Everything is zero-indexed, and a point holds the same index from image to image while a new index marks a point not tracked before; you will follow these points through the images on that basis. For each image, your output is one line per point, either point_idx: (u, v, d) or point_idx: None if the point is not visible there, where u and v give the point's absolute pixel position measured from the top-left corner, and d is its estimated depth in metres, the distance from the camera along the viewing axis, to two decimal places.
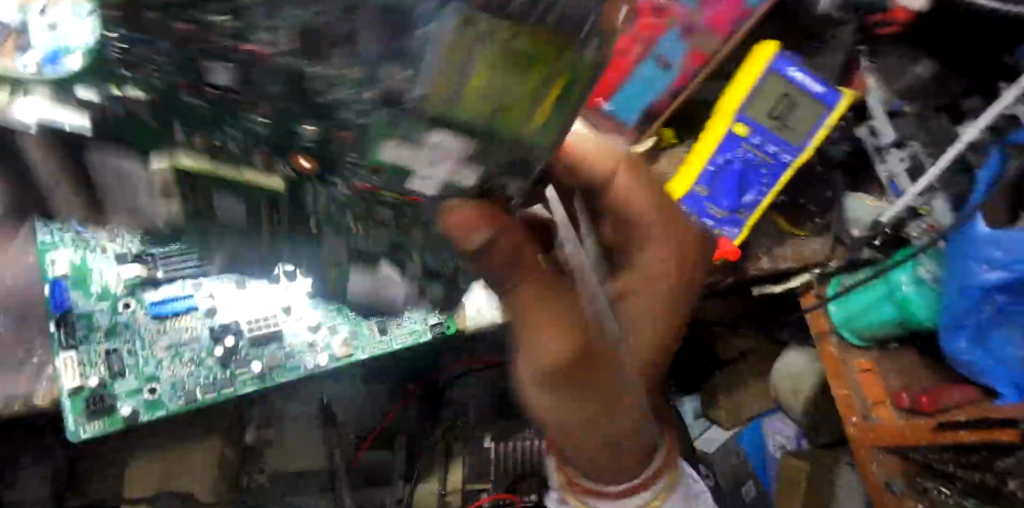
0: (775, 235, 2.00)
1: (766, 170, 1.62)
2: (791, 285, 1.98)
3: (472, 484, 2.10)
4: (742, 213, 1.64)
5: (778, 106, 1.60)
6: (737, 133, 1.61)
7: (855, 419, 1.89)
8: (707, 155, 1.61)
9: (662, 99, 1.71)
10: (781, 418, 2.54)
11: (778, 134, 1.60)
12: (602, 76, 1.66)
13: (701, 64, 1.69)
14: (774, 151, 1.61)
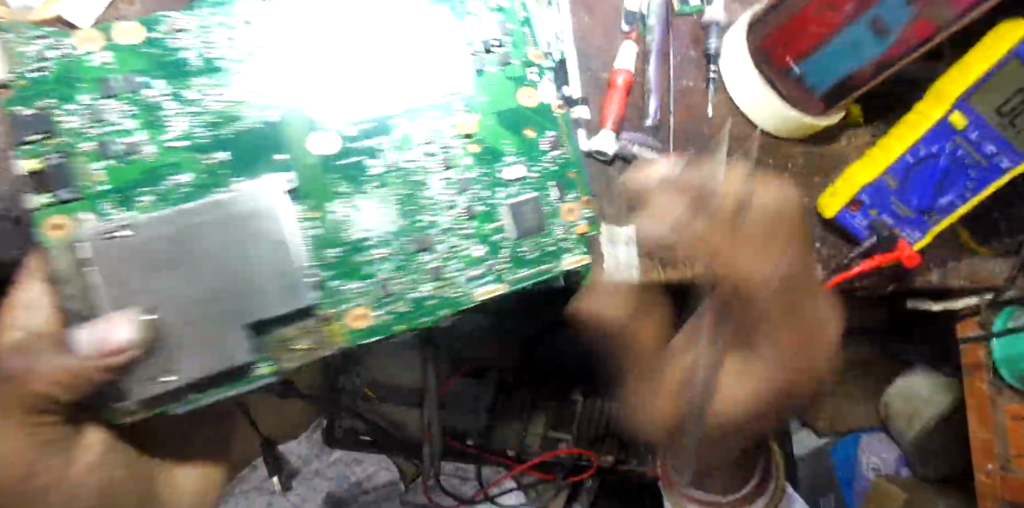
0: (952, 247, 1.76)
1: (974, 172, 1.42)
2: (950, 306, 1.78)
3: (554, 431, 2.17)
4: (931, 216, 1.49)
5: (1011, 101, 1.31)
6: (951, 125, 1.37)
7: (990, 467, 1.71)
8: (909, 144, 1.42)
9: (866, 70, 1.34)
10: (883, 439, 2.30)
11: (1000, 135, 1.36)
12: (791, 37, 1.39)
13: (925, 37, 1.23)
14: (990, 153, 1.38)
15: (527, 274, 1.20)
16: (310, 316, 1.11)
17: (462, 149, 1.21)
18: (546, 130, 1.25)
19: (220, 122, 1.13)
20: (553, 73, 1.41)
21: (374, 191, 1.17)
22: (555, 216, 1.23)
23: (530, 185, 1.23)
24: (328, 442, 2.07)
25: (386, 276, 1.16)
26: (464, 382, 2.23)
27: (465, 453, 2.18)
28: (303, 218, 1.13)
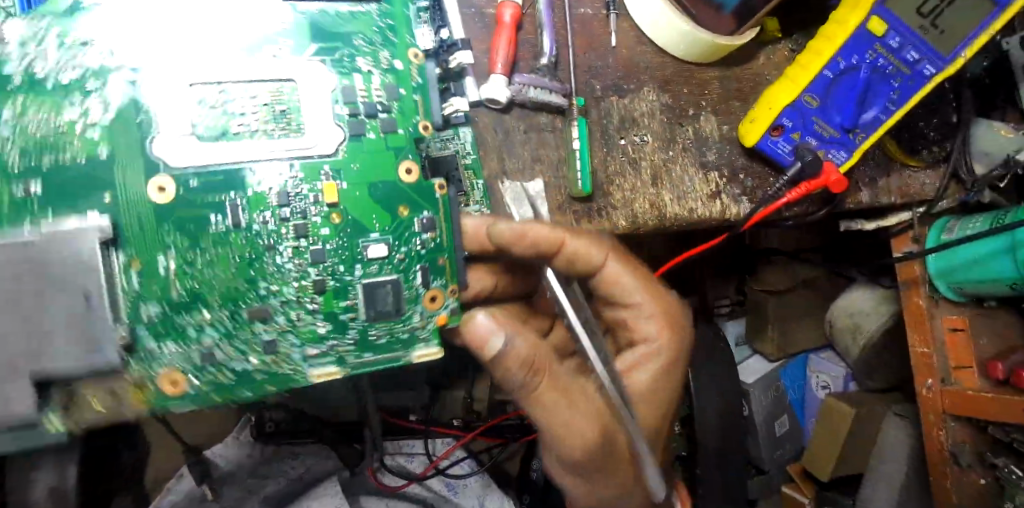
0: (881, 162, 1.66)
1: (898, 82, 1.33)
2: (882, 224, 1.73)
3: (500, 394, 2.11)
4: (856, 134, 1.38)
5: (931, 0, 1.24)
6: (870, 32, 1.27)
7: (930, 382, 1.67)
8: (827, 58, 1.30)
9: None
10: (831, 356, 2.31)
11: (923, 37, 1.27)
12: None
13: None
14: (913, 60, 1.29)
15: (377, 358, 1.08)
16: (121, 378, 0.98)
17: (325, 219, 1.04)
18: (421, 210, 1.09)
19: (37, 152, 0.97)
20: (426, 15, 1.23)
21: (207, 252, 1.01)
22: (416, 300, 1.09)
23: (396, 264, 1.08)
24: (261, 439, 1.92)
25: (209, 345, 1.02)
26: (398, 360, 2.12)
27: (411, 430, 2.05)
28: (120, 272, 0.98)
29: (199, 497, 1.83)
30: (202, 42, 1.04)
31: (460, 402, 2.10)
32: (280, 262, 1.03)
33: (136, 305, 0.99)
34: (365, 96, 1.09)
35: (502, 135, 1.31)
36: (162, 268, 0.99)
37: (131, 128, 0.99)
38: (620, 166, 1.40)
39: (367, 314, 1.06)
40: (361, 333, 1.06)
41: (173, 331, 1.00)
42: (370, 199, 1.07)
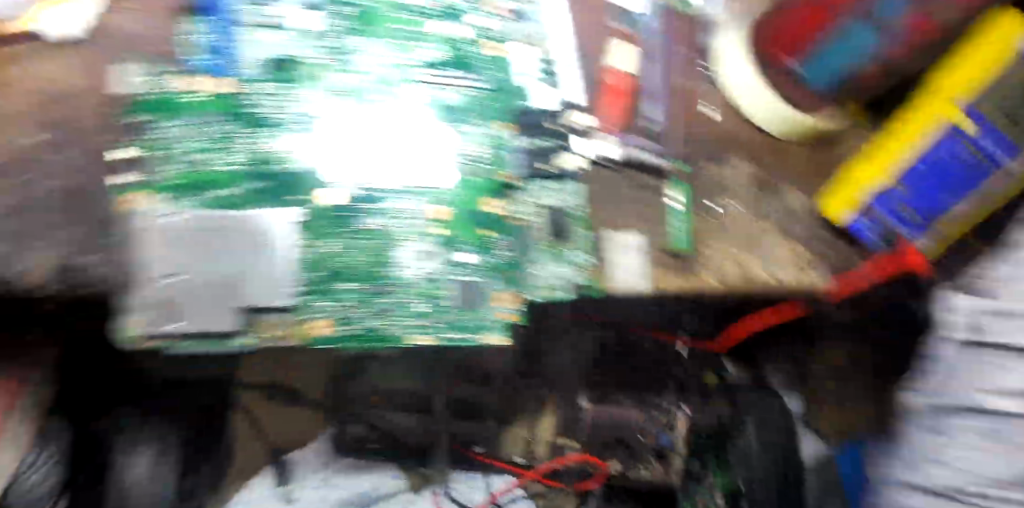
0: None
1: (982, 177, 1.34)
2: None
3: (560, 438, 2.16)
4: (937, 220, 1.44)
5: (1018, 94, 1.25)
6: (956, 127, 1.30)
7: None
8: (909, 151, 1.37)
9: (867, 66, 1.32)
10: None
11: (1008, 133, 1.28)
12: (791, 33, 1.40)
13: (925, 33, 1.23)
14: (996, 155, 1.30)
15: (456, 335, 1.27)
16: (285, 314, 1.20)
17: (431, 231, 1.27)
18: (503, 233, 1.31)
19: (262, 161, 1.25)
20: (550, 78, 1.44)
21: (357, 241, 1.24)
22: (488, 298, 1.29)
23: (479, 269, 1.29)
24: (337, 450, 2.08)
25: (347, 306, 1.23)
26: (466, 389, 2.11)
27: (473, 461, 2.19)
28: (298, 246, 1.21)
29: (276, 496, 2.06)
30: (386, 116, 1.32)
31: (521, 438, 2.19)
32: (411, 250, 1.26)
33: (301, 264, 1.21)
34: (469, 152, 1.32)
35: (607, 187, 1.43)
36: (322, 237, 1.23)
37: (331, 158, 1.26)
38: (712, 225, 1.48)
39: (457, 301, 1.27)
40: (449, 323, 1.26)
41: (315, 284, 1.21)
42: (474, 218, 1.30)
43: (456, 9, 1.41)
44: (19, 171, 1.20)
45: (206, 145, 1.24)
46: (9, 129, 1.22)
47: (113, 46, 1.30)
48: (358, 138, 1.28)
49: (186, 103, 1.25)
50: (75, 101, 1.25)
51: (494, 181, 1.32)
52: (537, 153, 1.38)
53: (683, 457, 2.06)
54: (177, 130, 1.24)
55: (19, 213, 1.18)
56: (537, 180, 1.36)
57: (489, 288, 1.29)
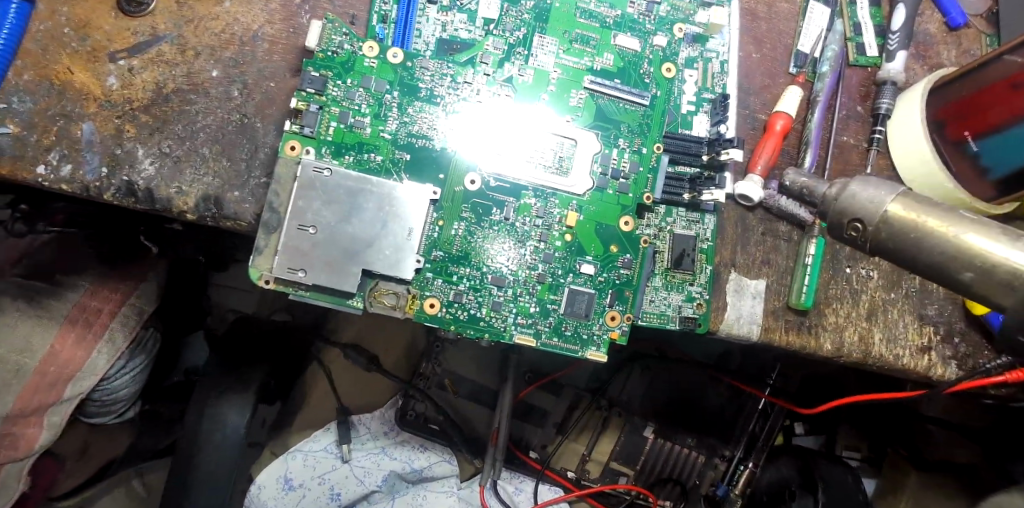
0: None
1: None
2: None
3: (618, 464, 2.16)
4: None
5: None
6: None
7: None
8: None
9: None
10: None
11: None
12: (980, 110, 1.37)
13: None
14: None
15: (560, 344, 1.24)
16: (401, 286, 1.20)
17: (559, 235, 1.25)
18: (628, 252, 1.27)
19: (414, 135, 1.23)
20: (708, 106, 1.36)
21: (484, 230, 1.23)
22: (601, 314, 1.26)
23: (597, 282, 1.26)
24: (398, 424, 2.06)
25: (461, 290, 1.21)
26: (537, 394, 2.19)
27: (526, 467, 2.14)
28: (429, 223, 1.21)
29: (334, 454, 2.02)
30: (540, 109, 1.28)
31: (578, 454, 2.17)
32: (534, 248, 1.24)
33: (428, 240, 1.21)
34: (615, 164, 1.29)
35: (741, 229, 1.40)
36: (452, 219, 1.22)
37: (479, 143, 1.24)
38: (840, 292, 1.43)
39: (567, 310, 1.24)
40: (555, 330, 1.24)
41: (436, 263, 1.21)
42: (603, 231, 1.27)
43: (635, 18, 1.35)
44: (214, 117, 1.34)
45: (363, 107, 1.23)
46: (210, 60, 1.35)
47: (308, 5, 1.41)
48: (510, 128, 1.25)
49: (352, 60, 1.23)
50: (267, 48, 1.38)
51: (631, 197, 1.29)
52: (680, 184, 1.31)
53: None
54: (341, 90, 1.22)
55: (211, 155, 1.33)
56: (671, 206, 1.32)
57: (602, 303, 1.26)
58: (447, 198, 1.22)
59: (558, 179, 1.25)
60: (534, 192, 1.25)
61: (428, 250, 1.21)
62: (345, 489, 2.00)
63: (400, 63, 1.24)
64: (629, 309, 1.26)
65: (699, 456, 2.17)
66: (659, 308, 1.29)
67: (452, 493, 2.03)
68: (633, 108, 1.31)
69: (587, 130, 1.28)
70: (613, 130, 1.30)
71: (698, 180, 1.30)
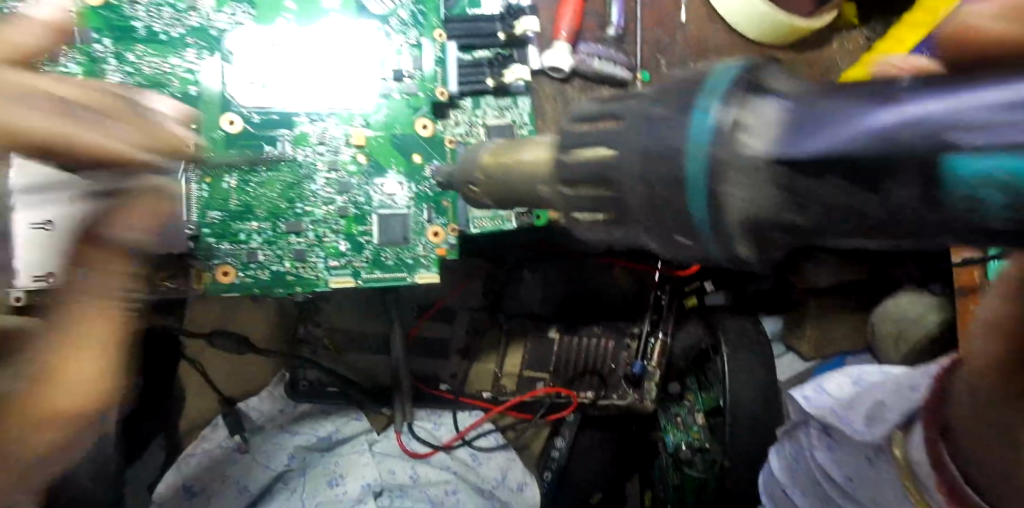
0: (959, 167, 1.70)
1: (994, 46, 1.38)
2: None
3: (530, 371, 2.09)
4: None
5: None
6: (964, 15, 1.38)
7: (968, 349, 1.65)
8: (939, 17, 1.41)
9: None
10: None
11: None
12: None
13: None
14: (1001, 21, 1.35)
15: (384, 275, 1.34)
16: (188, 263, 1.31)
17: (353, 158, 1.33)
18: (430, 159, 1.35)
19: (188, 83, 1.32)
20: None
21: (258, 177, 1.32)
22: (421, 233, 1.34)
23: (407, 201, 1.34)
24: (292, 398, 1.96)
25: (254, 248, 1.32)
26: (432, 326, 2.11)
27: (439, 400, 2.08)
28: (196, 183, 1.30)
29: (230, 447, 1.91)
30: (309, 22, 1.33)
31: (489, 373, 2.10)
32: (334, 182, 1.33)
33: (208, 205, 1.32)
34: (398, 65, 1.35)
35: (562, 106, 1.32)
36: (244, 177, 1.32)
37: (253, 73, 1.31)
38: None
39: (382, 236, 1.32)
40: (375, 258, 1.34)
41: (232, 224, 1.32)
42: (399, 145, 1.35)
43: None
44: None
45: (138, 65, 1.31)
46: None
47: None
48: (275, 51, 1.31)
49: (121, 21, 1.30)
50: None
51: (422, 103, 1.35)
52: (479, 70, 1.39)
53: (658, 381, 2.05)
54: (113, 68, 1.31)
55: None
56: (478, 96, 1.40)
57: (416, 219, 1.34)
58: (224, 146, 1.32)
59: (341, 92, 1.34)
60: (289, 129, 1.32)
61: (209, 218, 1.31)
62: (254, 478, 1.88)
63: (167, 17, 1.32)
64: (442, 221, 1.35)
65: (609, 340, 2.10)
66: (472, 218, 1.34)
67: (364, 451, 1.93)
68: (394, 6, 1.35)
69: (362, 38, 1.34)
70: (387, 27, 1.36)
71: (495, 63, 1.41)
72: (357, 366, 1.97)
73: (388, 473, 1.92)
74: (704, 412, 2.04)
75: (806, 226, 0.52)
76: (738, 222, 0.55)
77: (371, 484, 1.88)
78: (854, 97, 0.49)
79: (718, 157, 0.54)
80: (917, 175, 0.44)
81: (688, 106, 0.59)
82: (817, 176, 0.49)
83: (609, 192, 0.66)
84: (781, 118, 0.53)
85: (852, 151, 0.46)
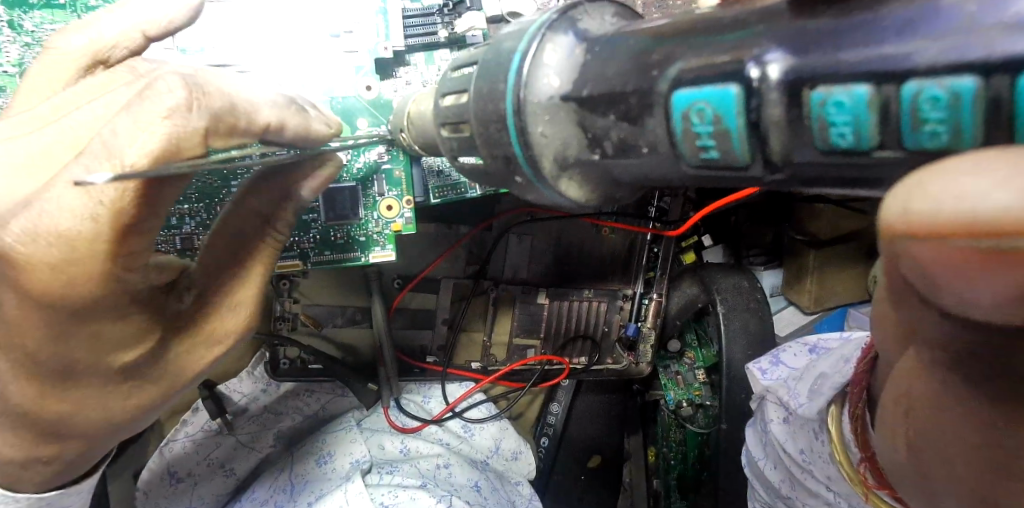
0: None
1: None
2: None
3: (522, 339, 2.04)
4: None
5: None
6: None
7: None
8: None
9: None
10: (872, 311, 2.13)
11: None
12: None
13: None
14: None
15: (336, 255, 1.41)
16: None
17: None
18: (378, 124, 1.39)
19: None
20: None
21: None
22: (375, 207, 1.41)
23: (355, 173, 1.40)
24: (275, 376, 1.85)
25: (189, 232, 1.38)
26: (414, 297, 1.98)
27: (425, 372, 2.00)
28: None
29: (214, 430, 1.82)
30: None
31: (477, 344, 2.04)
32: None
33: None
34: (335, 22, 1.37)
35: None
36: None
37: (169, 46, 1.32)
38: None
39: (330, 214, 1.38)
40: (326, 235, 1.41)
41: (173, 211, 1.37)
42: (339, 115, 1.38)
43: None
44: None
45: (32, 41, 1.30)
46: None
47: None
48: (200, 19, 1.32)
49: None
50: None
51: (367, 65, 1.38)
52: (430, 22, 1.40)
53: (652, 344, 2.08)
54: (8, 40, 1.29)
55: None
56: (432, 48, 1.42)
57: (371, 193, 1.41)
58: None
59: (280, 54, 1.36)
60: None
61: None
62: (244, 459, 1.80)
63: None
64: (392, 194, 1.42)
65: (598, 302, 2.05)
66: (434, 188, 1.45)
67: (351, 428, 1.83)
68: None
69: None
70: None
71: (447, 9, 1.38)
72: (337, 341, 1.91)
73: (378, 447, 1.85)
74: (705, 369, 2.07)
75: (599, 161, 0.76)
76: (553, 165, 0.79)
77: (360, 460, 1.73)
78: (614, 52, 0.73)
79: (526, 104, 0.77)
80: (662, 114, 0.65)
81: (511, 56, 0.79)
82: (596, 110, 0.73)
83: (466, 130, 0.90)
84: (570, 55, 0.78)
85: (616, 92, 0.69)
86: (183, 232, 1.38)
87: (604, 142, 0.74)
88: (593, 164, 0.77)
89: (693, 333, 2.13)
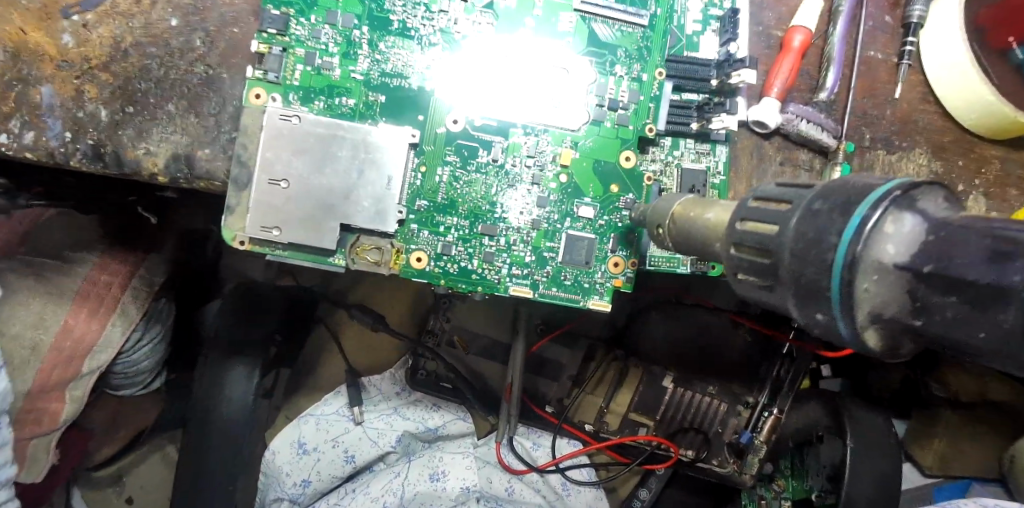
0: None
1: None
2: None
3: (636, 415, 2.05)
4: None
5: None
6: None
7: None
8: None
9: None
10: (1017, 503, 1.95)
11: None
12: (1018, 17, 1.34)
13: None
14: None
15: (561, 294, 1.32)
16: (385, 241, 1.28)
17: (553, 176, 1.32)
18: (628, 192, 1.34)
19: (387, 75, 1.28)
20: (716, 24, 1.41)
21: (468, 174, 1.30)
22: (603, 260, 1.33)
23: (596, 228, 1.34)
24: (409, 384, 2.02)
25: (449, 242, 1.30)
26: (550, 346, 2.12)
27: (542, 420, 2.07)
28: (412, 169, 1.28)
29: (347, 417, 1.97)
30: (572, 48, 1.33)
31: (595, 406, 2.07)
32: (532, 192, 1.32)
33: (410, 194, 1.28)
34: (613, 95, 1.34)
35: (756, 157, 1.47)
36: (432, 178, 1.29)
37: (469, 77, 1.30)
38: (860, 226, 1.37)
39: (568, 257, 1.32)
40: (553, 281, 1.32)
41: (415, 221, 1.29)
42: (607, 167, 1.34)
43: None
44: (178, 72, 1.28)
45: (345, 45, 1.28)
46: (181, 26, 1.29)
47: None
48: (502, 54, 1.31)
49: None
50: (222, 3, 1.31)
51: (633, 127, 1.34)
52: (687, 113, 1.38)
53: (761, 456, 1.96)
54: (330, 38, 1.27)
55: (177, 111, 1.28)
56: (678, 137, 1.39)
57: (608, 248, 1.33)
58: (419, 150, 1.29)
59: (568, 108, 1.32)
60: (507, 137, 1.31)
61: (412, 206, 1.29)
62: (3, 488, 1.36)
63: (398, 10, 1.29)
64: (625, 254, 1.34)
65: (723, 398, 2.03)
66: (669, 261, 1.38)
67: (468, 452, 1.97)
68: (630, 43, 1.35)
69: (585, 61, 1.33)
70: (608, 55, 1.34)
71: (706, 107, 1.36)
72: (467, 374, 2.05)
73: (486, 480, 1.94)
74: (791, 501, 1.95)
75: (919, 328, 0.77)
76: (865, 316, 0.79)
77: (470, 489, 1.92)
78: (959, 244, 0.73)
79: (860, 261, 0.77)
80: (1016, 313, 0.68)
81: (848, 215, 0.80)
82: (933, 288, 0.74)
83: (767, 260, 0.89)
84: (910, 234, 0.76)
85: (963, 280, 0.71)
86: (442, 241, 1.30)
87: (934, 314, 0.75)
88: (905, 326, 0.78)
89: (790, 460, 1.98)
